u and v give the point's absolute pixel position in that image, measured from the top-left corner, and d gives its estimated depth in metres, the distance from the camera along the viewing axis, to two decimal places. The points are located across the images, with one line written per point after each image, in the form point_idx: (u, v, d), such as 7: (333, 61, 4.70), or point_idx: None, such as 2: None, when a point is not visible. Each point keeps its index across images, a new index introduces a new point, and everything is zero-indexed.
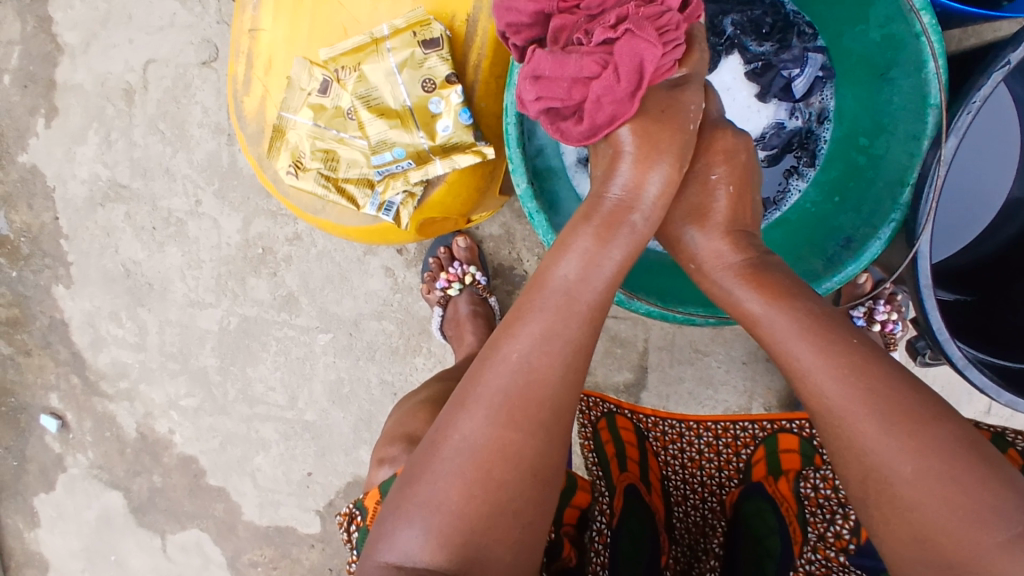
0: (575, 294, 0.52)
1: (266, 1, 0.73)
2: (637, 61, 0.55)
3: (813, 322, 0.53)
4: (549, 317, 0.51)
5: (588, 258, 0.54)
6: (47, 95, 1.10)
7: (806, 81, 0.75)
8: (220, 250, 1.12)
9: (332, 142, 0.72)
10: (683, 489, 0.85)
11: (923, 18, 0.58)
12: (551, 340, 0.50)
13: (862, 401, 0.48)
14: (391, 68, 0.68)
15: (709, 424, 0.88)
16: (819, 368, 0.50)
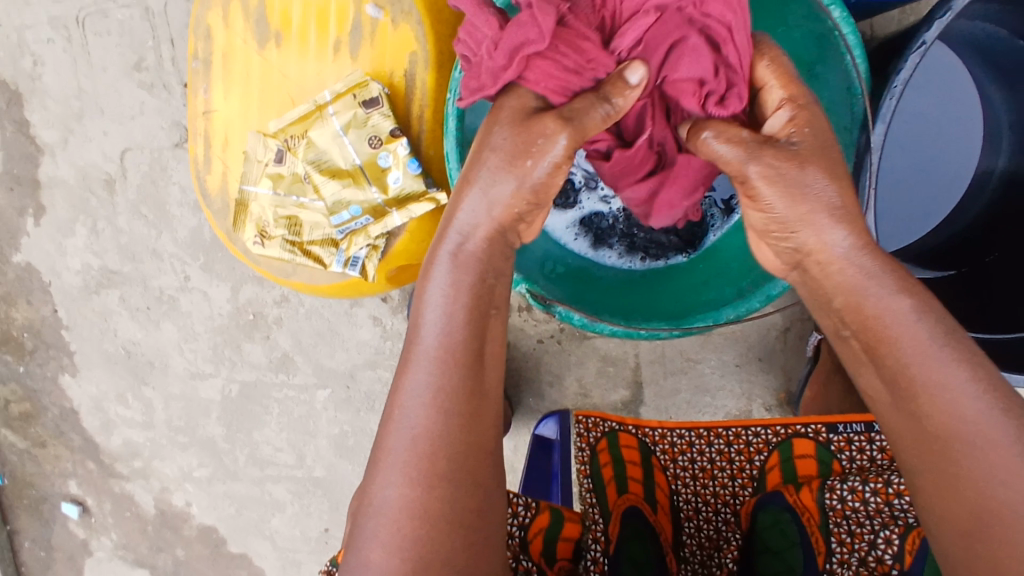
0: (446, 338, 0.49)
1: (214, 83, 0.75)
2: (520, 37, 0.49)
3: (930, 324, 0.47)
4: (424, 368, 0.48)
5: (447, 304, 0.50)
6: (33, 194, 1.14)
7: None
8: (213, 320, 1.15)
9: (293, 207, 0.75)
10: (694, 502, 0.80)
11: (833, 13, 0.59)
12: (442, 389, 0.47)
13: (992, 423, 0.44)
14: (337, 131, 0.72)
15: (719, 431, 0.84)
16: (953, 374, 0.45)
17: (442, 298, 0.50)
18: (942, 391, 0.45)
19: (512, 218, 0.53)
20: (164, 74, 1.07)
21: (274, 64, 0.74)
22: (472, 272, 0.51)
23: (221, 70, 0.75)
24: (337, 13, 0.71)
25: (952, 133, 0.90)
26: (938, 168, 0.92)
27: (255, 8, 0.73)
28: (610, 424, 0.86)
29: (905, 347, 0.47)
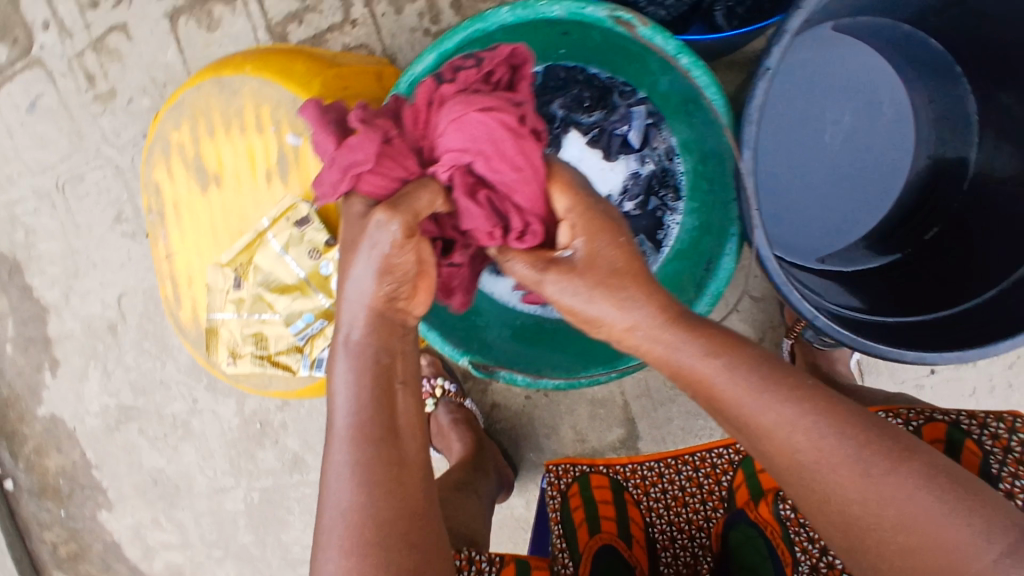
0: (356, 416, 0.54)
1: (170, 228, 0.84)
2: (349, 159, 0.57)
3: (745, 374, 0.52)
4: (342, 447, 0.54)
5: (352, 387, 0.55)
6: (46, 350, 1.23)
7: (639, 132, 0.81)
8: (225, 435, 1.21)
9: (257, 325, 0.82)
10: (669, 532, 0.91)
11: (682, 61, 0.63)
12: (362, 465, 0.53)
13: (831, 449, 0.49)
14: (279, 251, 0.78)
15: (686, 458, 0.95)
16: (790, 410, 0.50)
17: (346, 383, 0.55)
18: (781, 427, 0.50)
19: (385, 300, 0.57)
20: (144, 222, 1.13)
21: (218, 203, 0.81)
22: (369, 355, 0.56)
23: (174, 216, 0.83)
24: (262, 147, 0.79)
25: (877, 109, 0.90)
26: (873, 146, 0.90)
27: (192, 157, 0.81)
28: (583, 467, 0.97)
29: (730, 400, 0.52)
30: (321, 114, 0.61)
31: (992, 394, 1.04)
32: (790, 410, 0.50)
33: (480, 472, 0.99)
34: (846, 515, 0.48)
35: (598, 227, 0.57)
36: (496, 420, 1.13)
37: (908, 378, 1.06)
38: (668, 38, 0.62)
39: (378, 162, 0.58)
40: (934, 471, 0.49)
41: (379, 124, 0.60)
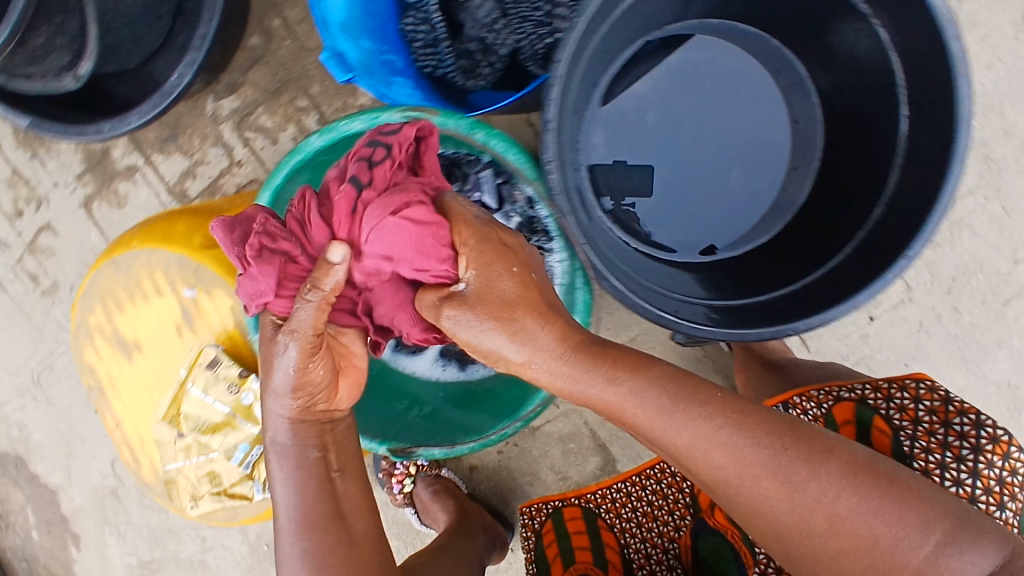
0: (298, 509, 0.65)
1: (110, 401, 0.92)
2: (255, 289, 0.64)
3: (654, 396, 0.56)
4: (290, 536, 0.64)
5: (292, 484, 0.66)
6: (66, 527, 1.30)
7: (492, 194, 0.85)
8: (241, 563, 1.26)
9: (205, 466, 0.88)
10: (644, 547, 1.00)
11: (478, 135, 0.69)
12: (310, 550, 0.63)
13: (755, 457, 0.57)
14: (200, 395, 0.85)
15: (647, 474, 1.04)
16: (713, 435, 0.57)
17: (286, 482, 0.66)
18: (706, 448, 0.56)
19: (301, 407, 0.67)
20: None
21: (143, 366, 0.89)
22: (298, 455, 0.66)
23: (110, 390, 0.91)
24: (164, 307, 0.87)
25: (735, 93, 0.91)
26: (740, 131, 0.91)
27: (109, 333, 0.89)
28: (556, 503, 1.08)
29: (648, 417, 0.56)
30: (228, 230, 0.66)
31: (939, 322, 1.04)
32: (711, 433, 0.56)
33: (467, 533, 0.99)
34: (776, 521, 0.58)
35: (492, 257, 0.58)
36: (477, 480, 1.16)
37: (851, 331, 1.05)
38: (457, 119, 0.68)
39: (277, 288, 0.64)
40: (844, 461, 0.59)
41: (278, 239, 0.64)
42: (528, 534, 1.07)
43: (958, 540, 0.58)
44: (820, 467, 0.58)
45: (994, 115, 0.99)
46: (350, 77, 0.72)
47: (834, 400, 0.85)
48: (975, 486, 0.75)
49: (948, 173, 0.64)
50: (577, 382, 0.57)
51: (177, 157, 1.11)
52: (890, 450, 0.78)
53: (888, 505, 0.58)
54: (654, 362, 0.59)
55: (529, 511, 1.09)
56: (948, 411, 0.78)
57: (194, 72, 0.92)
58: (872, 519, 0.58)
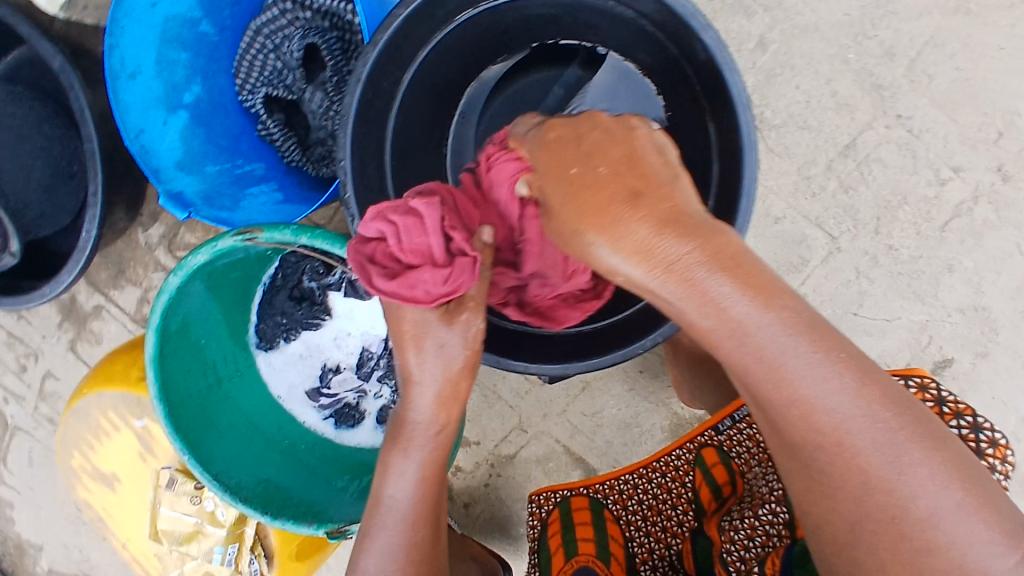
0: (405, 511, 0.62)
1: (111, 528, 1.03)
2: (458, 274, 0.57)
3: (776, 313, 0.44)
4: (393, 532, 0.62)
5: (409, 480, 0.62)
6: None
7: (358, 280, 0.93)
8: None
9: (194, 571, 0.97)
10: (647, 542, 0.96)
11: (303, 238, 0.75)
12: (389, 552, 0.62)
13: (882, 412, 0.46)
14: (170, 511, 0.95)
15: (654, 466, 1.01)
16: (815, 382, 0.45)
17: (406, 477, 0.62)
18: (803, 395, 0.45)
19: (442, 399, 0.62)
20: None
21: (121, 496, 1.00)
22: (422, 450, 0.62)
23: (108, 518, 1.02)
24: (124, 442, 0.97)
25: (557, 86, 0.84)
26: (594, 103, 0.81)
27: (90, 471, 1.01)
28: (563, 492, 1.04)
29: (747, 330, 0.44)
30: (419, 209, 0.57)
31: (875, 264, 0.99)
32: (818, 378, 0.45)
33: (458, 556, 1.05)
34: (850, 516, 0.48)
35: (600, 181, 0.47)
36: (474, 515, 1.20)
37: None
38: (281, 228, 0.75)
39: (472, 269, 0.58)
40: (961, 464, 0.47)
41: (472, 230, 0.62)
42: (533, 522, 1.03)
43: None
44: (944, 450, 0.46)
45: (870, 41, 0.95)
46: (187, 213, 0.84)
47: None
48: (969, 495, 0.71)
49: (744, 161, 0.62)
50: (672, 303, 0.46)
51: (131, 289, 1.24)
52: None
53: (985, 518, 0.46)
54: (782, 288, 0.46)
55: (537, 498, 1.05)
56: (943, 412, 0.73)
57: (99, 224, 1.04)
58: (970, 532, 0.46)
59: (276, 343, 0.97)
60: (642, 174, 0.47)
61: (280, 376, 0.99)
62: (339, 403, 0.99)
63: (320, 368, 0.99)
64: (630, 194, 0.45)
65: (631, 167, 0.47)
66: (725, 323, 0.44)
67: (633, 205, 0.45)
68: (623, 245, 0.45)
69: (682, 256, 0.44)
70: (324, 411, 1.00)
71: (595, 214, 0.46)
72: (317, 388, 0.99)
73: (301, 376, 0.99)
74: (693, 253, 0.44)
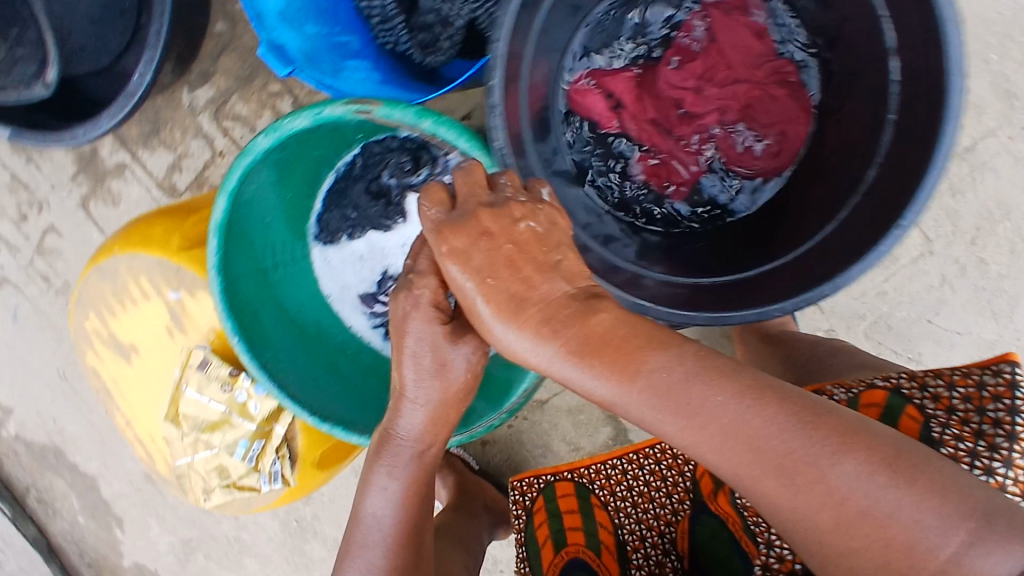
0: (387, 527, 0.69)
1: (120, 401, 0.95)
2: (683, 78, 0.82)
3: (657, 359, 0.48)
4: (375, 551, 0.69)
5: (389, 495, 0.68)
6: (109, 512, 1.38)
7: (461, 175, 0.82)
8: (273, 538, 1.33)
9: (211, 460, 0.90)
10: (637, 530, 0.95)
11: (427, 122, 0.67)
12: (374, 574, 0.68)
13: (789, 435, 0.47)
14: (196, 394, 0.87)
15: (648, 454, 1.00)
16: (705, 417, 0.47)
17: (388, 494, 0.68)
18: (704, 430, 0.47)
19: None
20: None
21: (140, 371, 0.91)
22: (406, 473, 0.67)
23: (118, 391, 0.94)
24: (153, 312, 0.88)
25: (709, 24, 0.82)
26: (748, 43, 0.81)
27: (106, 339, 0.92)
28: (544, 479, 1.04)
29: (632, 374, 0.48)
30: (743, 40, 0.81)
31: (962, 275, 0.97)
32: (712, 410, 0.47)
33: (467, 512, 1.04)
34: (783, 523, 0.48)
35: None
36: (491, 454, 1.17)
37: (867, 289, 0.99)
38: (402, 108, 0.67)
39: (685, 72, 0.82)
40: (872, 461, 0.46)
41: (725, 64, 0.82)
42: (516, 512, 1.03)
43: (985, 546, 0.44)
44: (862, 451, 0.47)
45: (1017, 45, 0.91)
46: (289, 71, 0.74)
47: (864, 386, 0.76)
48: (1009, 479, 0.66)
49: (945, 131, 0.59)
50: (573, 373, 0.50)
51: (163, 151, 1.13)
52: (917, 435, 0.69)
53: (908, 499, 0.45)
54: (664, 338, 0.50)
55: (515, 487, 1.05)
56: (984, 398, 0.70)
57: (155, 69, 0.93)
58: (893, 519, 0.45)
59: (338, 240, 0.89)
60: (524, 272, 0.52)
61: (334, 275, 0.92)
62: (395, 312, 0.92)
63: (380, 273, 0.91)
64: (517, 298, 0.51)
65: (521, 253, 0.52)
66: (625, 389, 0.48)
67: (523, 304, 0.51)
68: (518, 306, 0.51)
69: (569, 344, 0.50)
70: (374, 318, 0.93)
71: (496, 300, 0.52)
72: (372, 293, 0.91)
73: (357, 276, 0.92)
74: (580, 327, 0.50)
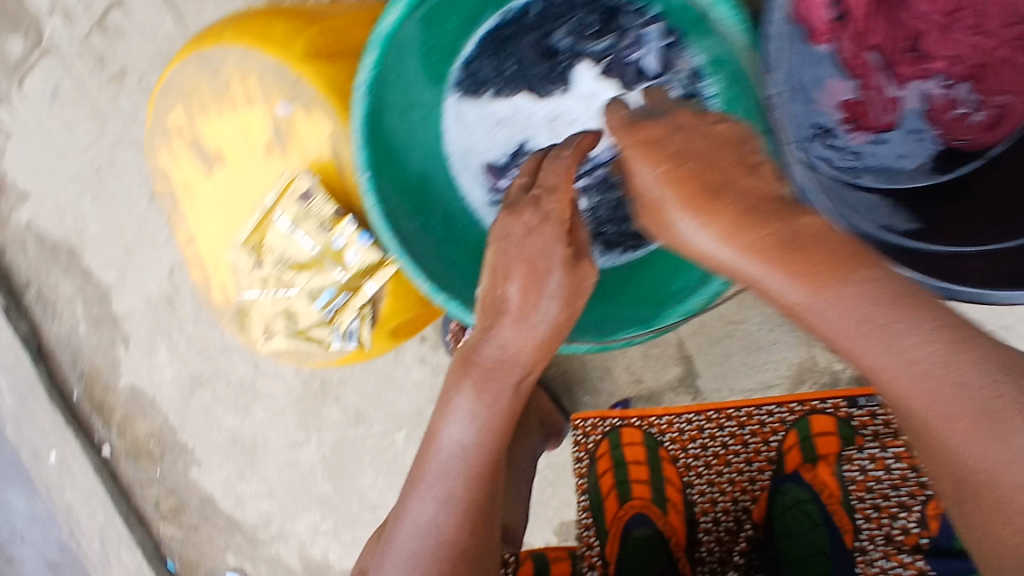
0: (465, 454, 0.66)
1: (187, 214, 0.83)
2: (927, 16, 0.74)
3: (856, 278, 0.49)
4: (449, 481, 0.65)
5: (474, 419, 0.66)
6: (116, 326, 1.30)
7: (655, 56, 0.72)
8: (291, 393, 1.27)
9: (285, 301, 0.81)
10: (709, 493, 0.92)
11: None
12: (450, 502, 0.64)
13: (986, 380, 0.46)
14: (288, 228, 0.75)
15: (728, 414, 0.94)
16: (897, 341, 0.47)
17: (471, 418, 0.66)
18: (895, 356, 0.47)
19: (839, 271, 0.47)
20: None
21: (221, 186, 0.79)
22: (490, 400, 0.66)
23: (187, 202, 0.82)
24: (253, 122, 0.76)
25: None
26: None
27: (188, 139, 0.79)
28: (611, 421, 0.99)
29: (825, 282, 0.49)
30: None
31: None
32: (909, 335, 0.47)
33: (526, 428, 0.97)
34: (967, 475, 0.47)
35: None
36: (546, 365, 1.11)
37: None
38: None
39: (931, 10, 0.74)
40: None
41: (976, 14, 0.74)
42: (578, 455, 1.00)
43: None
44: None
45: None
46: None
47: None
48: None
49: None
50: (760, 276, 0.52)
51: None
52: None
53: None
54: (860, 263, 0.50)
55: (579, 426, 1.00)
56: None
57: None
58: None
59: (480, 92, 0.76)
60: (726, 172, 0.56)
61: (461, 134, 0.78)
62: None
63: (515, 145, 0.77)
64: (713, 188, 0.55)
65: (711, 164, 0.56)
66: (815, 295, 0.50)
67: (717, 200, 0.54)
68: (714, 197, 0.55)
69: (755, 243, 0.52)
70: (493, 196, 0.79)
71: (688, 199, 0.55)
72: (503, 165, 0.78)
73: (487, 142, 0.78)
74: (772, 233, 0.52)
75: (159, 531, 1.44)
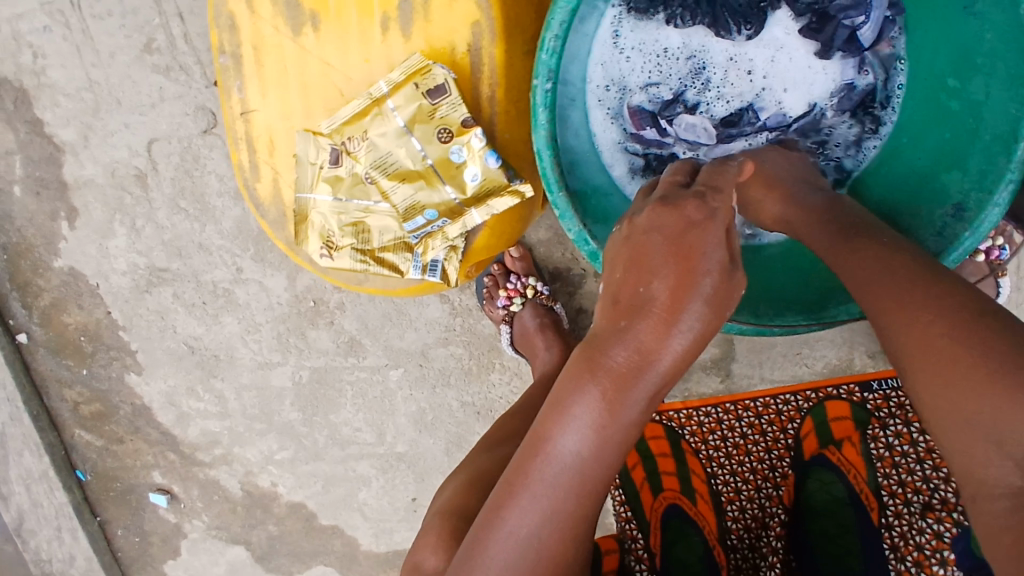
0: (581, 473, 0.44)
1: (249, 79, 0.66)
2: None
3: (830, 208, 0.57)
4: (554, 494, 0.44)
5: (593, 430, 0.43)
6: (62, 196, 1.10)
7: (874, 26, 0.64)
8: (273, 309, 1.13)
9: (358, 213, 0.68)
10: (734, 481, 0.91)
11: None
12: (558, 517, 0.45)
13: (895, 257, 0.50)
14: (401, 127, 0.65)
15: (745, 404, 0.95)
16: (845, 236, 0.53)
17: (579, 423, 0.43)
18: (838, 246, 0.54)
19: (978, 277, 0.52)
20: (179, 55, 1.03)
21: (312, 53, 0.64)
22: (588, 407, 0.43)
23: (255, 65, 0.66)
24: None
25: None
26: None
27: None
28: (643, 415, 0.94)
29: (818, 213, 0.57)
30: None
31: None
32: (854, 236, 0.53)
33: None
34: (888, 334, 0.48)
35: None
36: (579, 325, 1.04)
37: None
38: None
39: None
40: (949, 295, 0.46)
41: None
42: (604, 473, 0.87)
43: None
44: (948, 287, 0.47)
45: None
46: None
47: None
48: None
49: None
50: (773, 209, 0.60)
51: None
52: None
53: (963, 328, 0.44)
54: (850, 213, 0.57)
55: None
56: None
57: None
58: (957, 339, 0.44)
59: (653, 13, 0.65)
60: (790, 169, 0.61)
61: (612, 60, 0.67)
62: (661, 149, 0.69)
63: (673, 92, 0.67)
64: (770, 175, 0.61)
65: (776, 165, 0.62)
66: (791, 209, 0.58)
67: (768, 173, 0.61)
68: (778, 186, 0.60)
69: (816, 242, 0.55)
70: (628, 143, 0.70)
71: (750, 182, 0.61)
72: (652, 112, 0.68)
73: (641, 78, 0.67)
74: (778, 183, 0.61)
75: (74, 438, 1.24)
